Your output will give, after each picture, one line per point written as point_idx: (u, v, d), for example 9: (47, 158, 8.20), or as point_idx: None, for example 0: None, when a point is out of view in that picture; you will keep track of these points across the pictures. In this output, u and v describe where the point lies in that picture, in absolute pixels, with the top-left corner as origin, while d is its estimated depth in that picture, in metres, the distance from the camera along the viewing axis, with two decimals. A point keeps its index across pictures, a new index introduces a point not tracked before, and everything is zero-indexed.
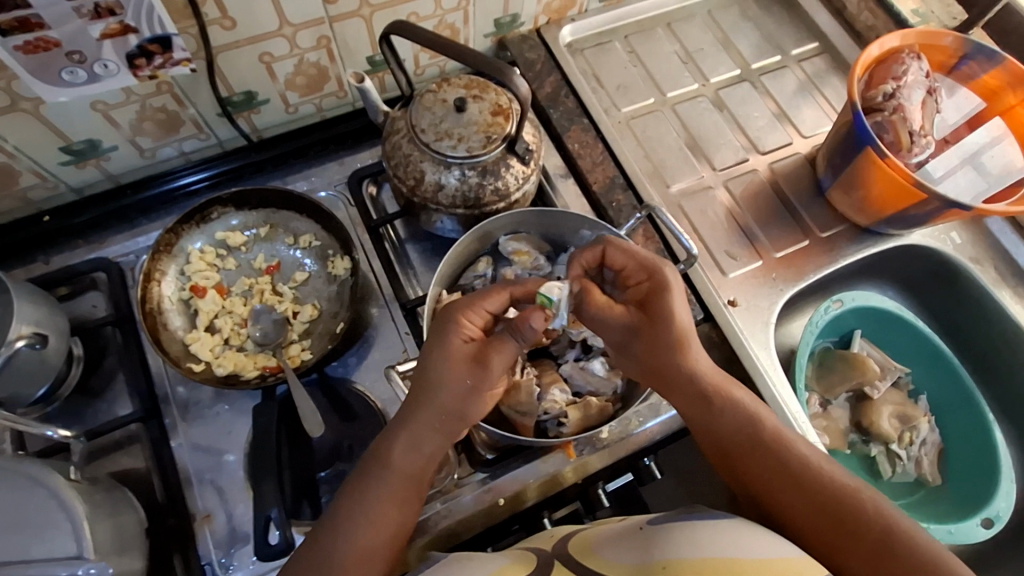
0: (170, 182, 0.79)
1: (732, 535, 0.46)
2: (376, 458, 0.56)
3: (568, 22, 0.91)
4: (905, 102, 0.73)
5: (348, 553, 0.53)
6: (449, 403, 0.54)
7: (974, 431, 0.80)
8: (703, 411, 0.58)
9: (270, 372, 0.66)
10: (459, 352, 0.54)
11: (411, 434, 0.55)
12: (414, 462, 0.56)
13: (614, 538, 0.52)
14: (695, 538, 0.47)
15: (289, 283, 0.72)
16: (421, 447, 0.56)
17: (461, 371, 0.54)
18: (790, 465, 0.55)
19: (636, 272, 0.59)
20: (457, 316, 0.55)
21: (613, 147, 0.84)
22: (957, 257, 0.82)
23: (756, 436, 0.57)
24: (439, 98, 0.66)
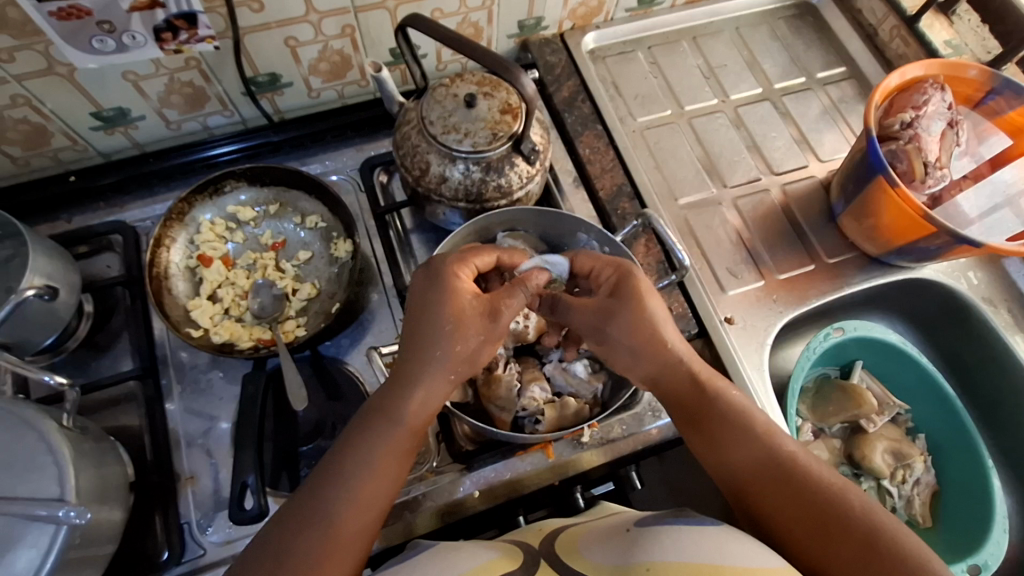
0: (193, 153, 0.82)
1: (719, 541, 0.44)
2: (377, 417, 0.54)
3: (592, 29, 0.91)
4: (923, 132, 0.71)
5: (349, 499, 0.50)
6: (460, 351, 0.55)
7: (972, 476, 0.77)
8: (692, 399, 0.57)
9: (263, 345, 0.68)
10: (465, 304, 0.55)
11: (422, 388, 0.54)
12: (419, 413, 0.55)
13: (597, 545, 0.51)
14: (681, 542, 0.45)
15: (292, 261, 0.74)
16: (427, 398, 0.55)
17: (470, 322, 0.55)
18: (776, 460, 0.52)
19: (604, 270, 0.60)
20: (455, 272, 0.57)
21: (624, 155, 0.84)
22: (970, 296, 0.79)
23: (742, 426, 0.55)
24: (451, 93, 0.67)
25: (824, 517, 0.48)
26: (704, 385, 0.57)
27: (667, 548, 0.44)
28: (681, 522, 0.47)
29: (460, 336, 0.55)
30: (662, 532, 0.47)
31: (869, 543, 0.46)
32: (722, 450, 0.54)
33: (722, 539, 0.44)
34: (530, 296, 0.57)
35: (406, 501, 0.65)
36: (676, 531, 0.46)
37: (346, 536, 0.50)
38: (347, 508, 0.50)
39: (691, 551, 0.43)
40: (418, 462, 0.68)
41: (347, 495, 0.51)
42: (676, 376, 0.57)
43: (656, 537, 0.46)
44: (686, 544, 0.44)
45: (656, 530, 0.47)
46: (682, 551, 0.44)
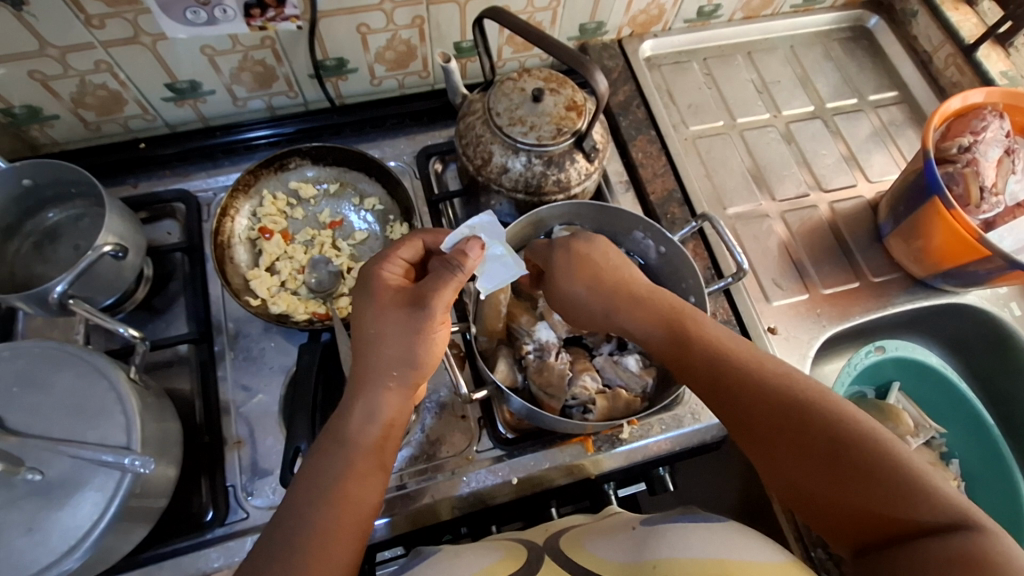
0: (237, 134, 0.84)
1: (723, 540, 0.44)
2: (331, 436, 0.55)
3: (650, 37, 0.93)
4: (980, 158, 0.72)
5: (311, 529, 0.51)
6: (396, 356, 0.57)
7: (1007, 504, 0.77)
8: (673, 335, 0.57)
9: (318, 319, 0.69)
10: (386, 300, 0.58)
11: (364, 403, 0.56)
12: (366, 430, 0.56)
13: (606, 542, 0.51)
14: (686, 541, 0.45)
15: (348, 240, 0.76)
16: (374, 416, 0.56)
17: (396, 320, 0.57)
18: (770, 397, 0.51)
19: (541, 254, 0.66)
20: (376, 270, 0.60)
21: (676, 161, 0.86)
22: (1014, 325, 0.80)
23: (729, 366, 0.54)
24: (518, 87, 0.69)
25: (826, 451, 0.47)
26: (687, 329, 0.57)
27: (675, 544, 0.45)
28: (687, 520, 0.48)
29: (386, 334, 0.57)
30: (671, 528, 0.47)
31: (871, 472, 0.45)
32: (717, 393, 0.54)
33: (728, 539, 0.44)
34: (462, 275, 0.58)
35: (437, 483, 0.67)
36: (683, 528, 0.47)
37: (321, 564, 0.50)
38: (311, 539, 0.50)
39: (697, 547, 0.44)
40: (457, 446, 0.70)
41: (310, 527, 0.51)
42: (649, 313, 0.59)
43: (662, 537, 0.46)
44: (694, 542, 0.44)
45: (664, 527, 0.48)
46: (688, 547, 0.44)
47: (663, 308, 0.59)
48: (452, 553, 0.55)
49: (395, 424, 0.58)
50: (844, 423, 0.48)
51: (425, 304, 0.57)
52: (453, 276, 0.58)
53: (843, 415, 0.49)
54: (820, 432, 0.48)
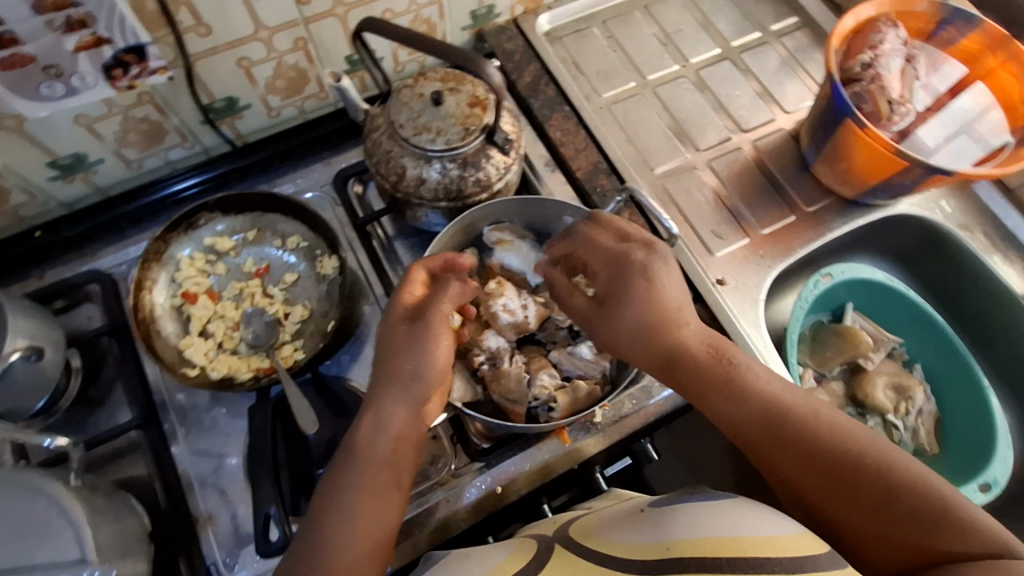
0: (159, 192, 0.80)
1: (730, 514, 0.44)
2: (348, 448, 0.54)
3: (545, 10, 0.91)
4: (882, 71, 0.73)
5: (328, 546, 0.49)
6: (401, 365, 0.56)
7: (971, 399, 0.79)
8: (713, 370, 0.54)
9: (263, 374, 0.66)
10: (398, 313, 0.58)
11: (373, 412, 0.55)
12: (380, 441, 0.54)
13: (615, 522, 0.51)
14: (698, 517, 0.45)
15: (279, 285, 0.73)
16: (386, 426, 0.54)
17: (405, 330, 0.57)
18: (808, 439, 0.50)
19: (600, 263, 0.59)
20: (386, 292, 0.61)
21: (595, 132, 0.84)
22: (947, 224, 0.82)
23: (762, 406, 0.52)
24: (416, 92, 0.66)
25: (876, 502, 0.47)
26: (723, 374, 0.54)
27: (689, 528, 0.44)
28: (697, 499, 0.47)
29: (393, 346, 0.57)
30: (680, 510, 0.46)
31: (888, 503, 0.47)
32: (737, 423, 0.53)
33: (738, 515, 0.43)
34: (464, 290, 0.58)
35: (425, 510, 0.66)
36: (695, 506, 0.46)
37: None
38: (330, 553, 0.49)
39: (709, 526, 0.43)
40: (436, 467, 0.68)
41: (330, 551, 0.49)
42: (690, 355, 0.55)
43: (673, 514, 0.46)
44: (706, 519, 0.44)
45: (676, 504, 0.48)
46: (702, 527, 0.43)
47: (701, 345, 0.56)
48: (462, 554, 0.56)
49: (407, 434, 0.55)
50: (886, 473, 0.48)
51: (422, 314, 0.57)
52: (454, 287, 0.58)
53: (899, 466, 0.48)
54: (862, 471, 0.48)
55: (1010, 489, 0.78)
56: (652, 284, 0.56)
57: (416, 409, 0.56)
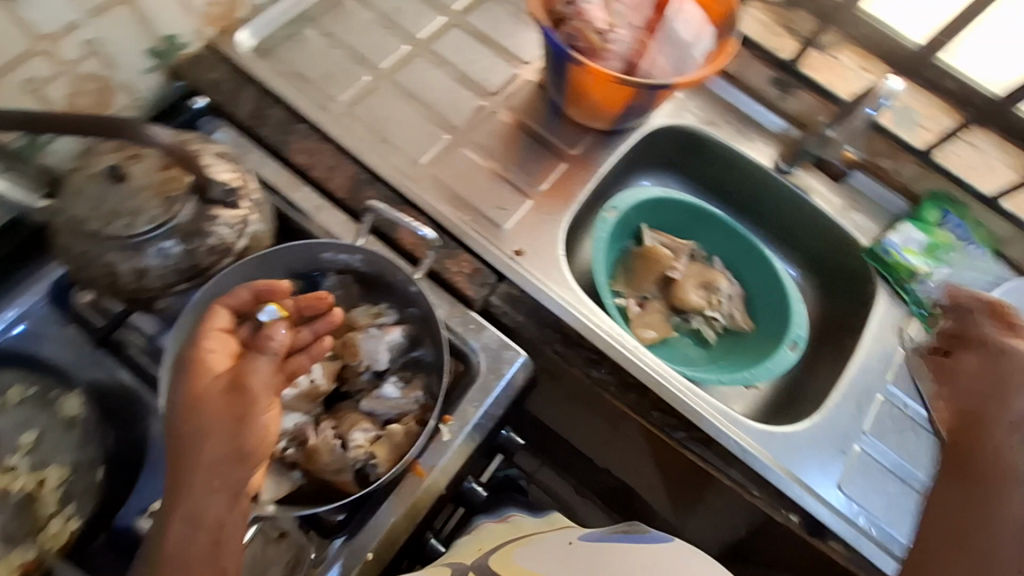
0: None
1: (664, 561, 0.55)
2: (152, 562, 0.46)
3: (241, 25, 0.80)
4: (582, 5, 0.72)
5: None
6: (215, 449, 0.47)
7: (764, 271, 0.86)
8: (971, 427, 0.62)
9: (32, 569, 0.54)
10: (203, 387, 0.49)
11: (183, 511, 0.46)
12: (188, 533, 0.46)
13: (540, 555, 0.59)
14: (636, 565, 0.55)
15: (16, 452, 0.58)
16: (192, 515, 0.46)
17: (216, 404, 0.48)
18: (986, 522, 0.55)
19: (975, 344, 0.68)
20: (188, 355, 0.50)
21: (343, 143, 0.77)
22: (693, 125, 0.87)
23: (990, 472, 0.57)
24: (90, 174, 0.55)
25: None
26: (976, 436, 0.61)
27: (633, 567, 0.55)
28: (647, 540, 0.58)
29: (203, 427, 0.48)
30: (630, 551, 0.57)
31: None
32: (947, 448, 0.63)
33: (676, 556, 0.56)
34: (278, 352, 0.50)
35: None
36: (631, 550, 0.56)
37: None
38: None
39: (650, 566, 0.55)
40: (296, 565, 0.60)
41: None
42: (989, 435, 0.60)
43: (610, 556, 0.56)
44: (652, 563, 0.55)
45: (604, 548, 0.57)
46: (644, 566, 0.55)
47: (970, 417, 0.63)
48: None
49: (227, 521, 0.47)
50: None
51: (247, 388, 0.49)
52: (262, 350, 0.50)
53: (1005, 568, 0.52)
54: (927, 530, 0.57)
55: (817, 335, 0.88)
56: (1005, 352, 0.65)
57: (234, 494, 0.48)
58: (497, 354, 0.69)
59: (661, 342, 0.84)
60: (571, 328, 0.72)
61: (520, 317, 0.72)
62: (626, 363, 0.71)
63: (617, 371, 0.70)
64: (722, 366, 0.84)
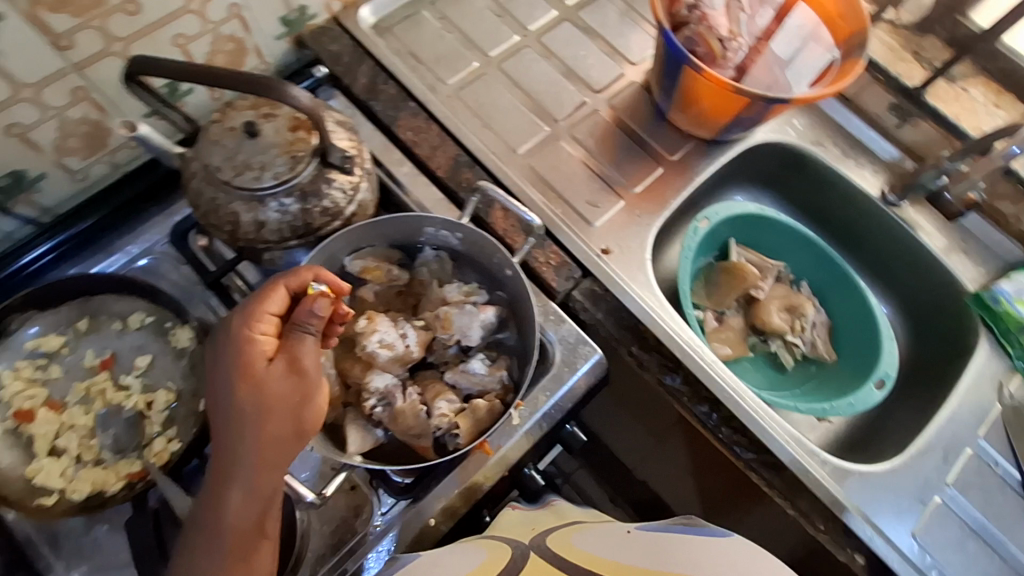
0: None
1: (732, 558, 0.44)
2: (205, 528, 0.47)
3: (365, 2, 0.84)
4: (708, 10, 0.73)
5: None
6: (273, 429, 0.48)
7: (854, 302, 0.83)
8: None
9: (137, 479, 0.59)
10: (256, 369, 0.48)
11: (240, 486, 0.47)
12: (244, 507, 0.47)
13: (595, 539, 0.54)
14: (696, 556, 0.46)
15: (132, 373, 0.64)
16: (250, 489, 0.47)
17: (276, 387, 0.48)
18: None
19: None
20: (241, 333, 0.50)
21: (448, 125, 0.79)
22: (799, 143, 0.84)
23: None
24: (226, 127, 0.58)
25: None
26: None
27: (688, 555, 0.46)
28: (710, 532, 0.49)
29: (262, 408, 0.48)
30: (684, 539, 0.49)
31: None
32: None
33: (740, 548, 0.46)
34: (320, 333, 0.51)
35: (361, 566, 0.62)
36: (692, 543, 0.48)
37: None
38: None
39: (713, 557, 0.45)
40: (361, 519, 0.64)
41: None
42: None
43: (672, 547, 0.47)
44: (710, 551, 0.46)
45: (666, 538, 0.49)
46: (706, 557, 0.45)
47: None
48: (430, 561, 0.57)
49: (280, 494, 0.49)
50: None
51: (306, 373, 0.49)
52: (317, 338, 0.50)
53: None
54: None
55: (902, 375, 0.84)
56: None
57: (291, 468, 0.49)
58: (574, 348, 0.69)
59: (735, 360, 0.83)
60: (651, 332, 0.72)
61: (600, 315, 0.72)
62: (704, 376, 0.70)
63: (692, 382, 0.70)
64: (801, 393, 0.82)
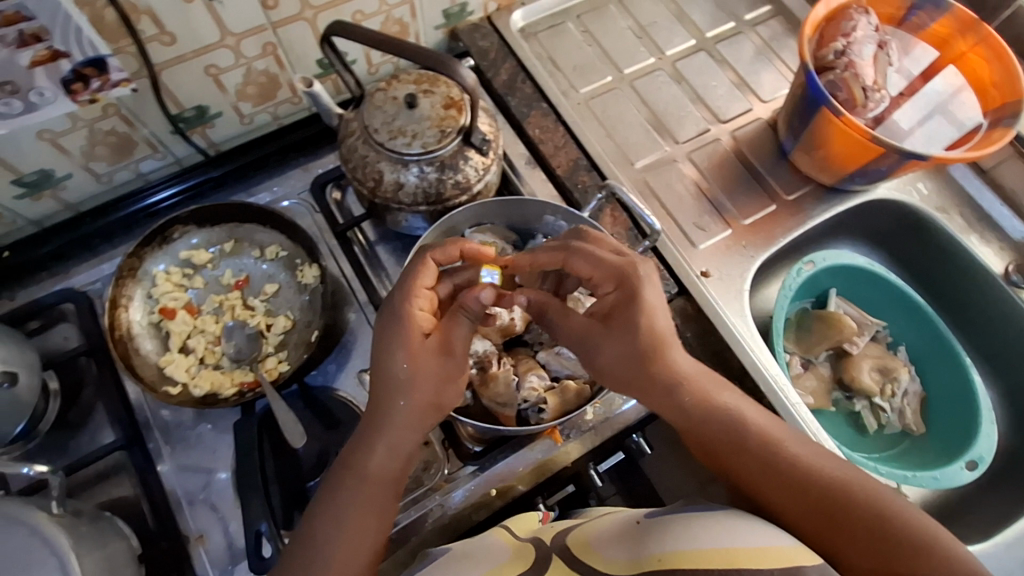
0: (138, 202, 0.78)
1: (727, 533, 0.41)
2: (351, 467, 0.53)
3: (518, 7, 0.90)
4: (856, 58, 0.74)
5: (329, 558, 0.50)
6: (425, 396, 0.54)
7: (954, 377, 0.80)
8: None
9: (247, 388, 0.65)
10: (417, 344, 0.54)
11: (387, 438, 0.54)
12: (385, 459, 0.54)
13: (607, 528, 0.50)
14: (691, 532, 0.43)
15: (260, 297, 0.72)
16: (396, 446, 0.54)
17: (429, 363, 0.54)
18: None
19: None
20: (405, 307, 0.55)
21: (574, 129, 0.84)
22: (924, 207, 0.82)
23: None
24: (390, 96, 0.65)
25: None
26: None
27: (676, 540, 0.42)
28: (694, 510, 0.45)
29: (418, 376, 0.54)
30: (671, 520, 0.45)
31: None
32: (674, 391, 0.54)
33: (730, 527, 0.42)
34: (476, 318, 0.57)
35: (423, 515, 0.65)
36: (687, 519, 0.44)
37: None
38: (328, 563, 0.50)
39: (702, 538, 0.41)
40: (428, 473, 0.67)
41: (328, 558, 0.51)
42: None
43: (666, 526, 0.44)
44: (698, 531, 0.42)
45: (665, 518, 0.46)
46: (694, 540, 0.42)
47: None
48: (459, 553, 0.54)
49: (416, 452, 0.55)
50: None
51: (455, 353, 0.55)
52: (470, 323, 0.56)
53: None
54: (860, 506, 0.48)
55: (996, 464, 0.80)
56: None
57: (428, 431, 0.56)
58: None
59: (816, 411, 0.82)
60: (737, 360, 0.72)
61: (688, 333, 0.73)
62: (785, 415, 0.69)
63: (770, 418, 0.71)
64: (882, 458, 0.80)
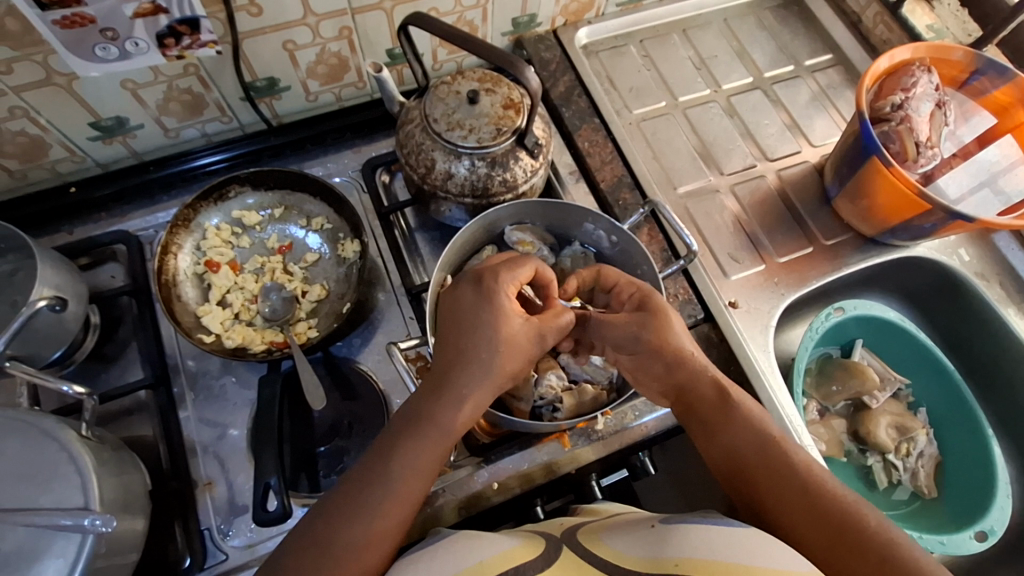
0: (189, 162, 0.81)
1: (748, 548, 0.40)
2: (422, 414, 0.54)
3: (584, 24, 0.93)
4: (913, 113, 0.74)
5: (393, 495, 0.51)
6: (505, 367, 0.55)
7: (972, 443, 0.78)
8: None
9: (276, 347, 0.68)
10: (508, 325, 0.56)
11: (468, 394, 0.54)
12: (460, 414, 0.54)
13: (625, 529, 0.47)
14: (710, 542, 0.41)
15: (300, 264, 0.75)
16: (474, 405, 0.55)
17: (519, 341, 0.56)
18: None
19: None
20: (498, 286, 0.57)
21: (623, 148, 0.86)
22: (962, 271, 0.81)
23: None
24: (453, 90, 0.67)
25: None
26: None
27: (691, 549, 0.41)
28: (709, 521, 0.43)
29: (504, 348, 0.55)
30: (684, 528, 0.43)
31: None
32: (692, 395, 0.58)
33: (748, 540, 0.41)
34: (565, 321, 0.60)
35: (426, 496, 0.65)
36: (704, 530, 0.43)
37: (380, 534, 0.50)
38: (385, 509, 0.50)
39: (719, 551, 0.40)
40: None
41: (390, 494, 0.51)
42: None
43: (683, 532, 0.43)
44: (717, 542, 0.41)
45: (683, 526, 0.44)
46: (712, 549, 0.40)
47: None
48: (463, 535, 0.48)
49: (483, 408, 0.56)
50: None
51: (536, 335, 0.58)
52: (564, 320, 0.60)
53: None
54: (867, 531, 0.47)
55: (1006, 539, 0.79)
56: None
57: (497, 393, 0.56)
58: None
59: (828, 459, 0.81)
60: (754, 395, 0.72)
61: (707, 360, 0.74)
62: None
63: None
64: (892, 516, 0.79)
